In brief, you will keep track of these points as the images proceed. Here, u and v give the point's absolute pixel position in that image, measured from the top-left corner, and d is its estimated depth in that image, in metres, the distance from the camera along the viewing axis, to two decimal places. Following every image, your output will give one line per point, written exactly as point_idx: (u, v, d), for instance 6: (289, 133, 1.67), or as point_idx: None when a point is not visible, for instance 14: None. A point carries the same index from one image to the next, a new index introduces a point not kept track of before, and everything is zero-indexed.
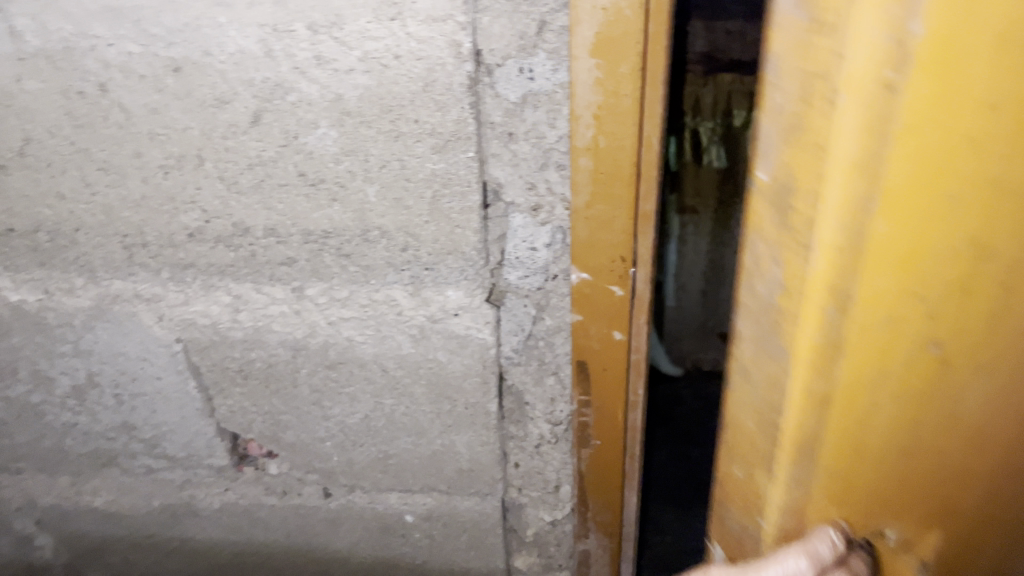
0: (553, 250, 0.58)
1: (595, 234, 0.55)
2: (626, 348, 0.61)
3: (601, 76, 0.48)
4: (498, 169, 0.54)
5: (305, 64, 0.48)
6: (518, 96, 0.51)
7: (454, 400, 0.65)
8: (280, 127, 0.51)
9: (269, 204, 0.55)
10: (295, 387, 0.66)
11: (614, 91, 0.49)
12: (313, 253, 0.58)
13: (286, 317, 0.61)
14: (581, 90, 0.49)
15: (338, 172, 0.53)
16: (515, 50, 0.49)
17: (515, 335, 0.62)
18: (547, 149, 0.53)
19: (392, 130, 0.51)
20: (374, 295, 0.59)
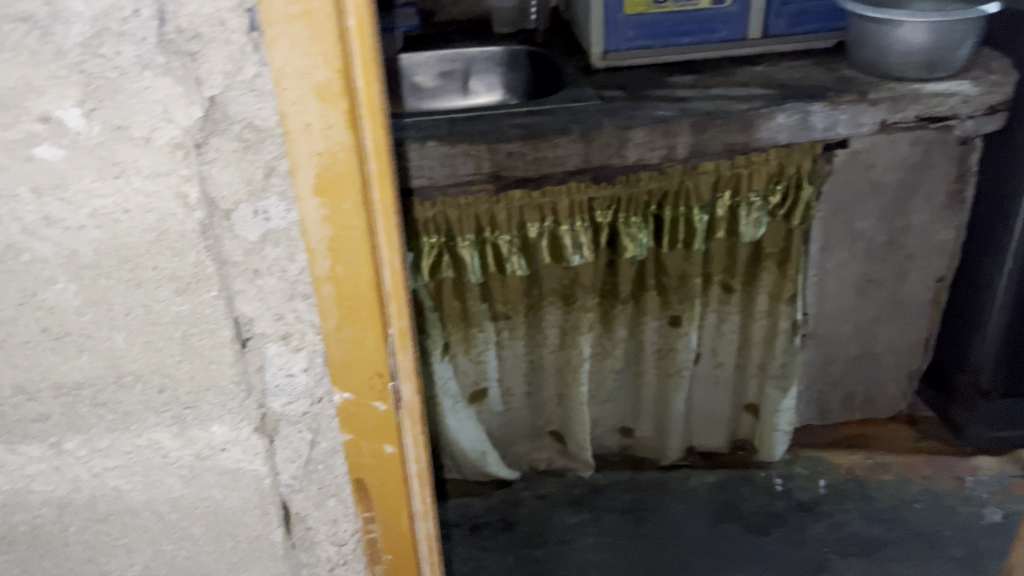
0: (313, 374, 0.60)
1: (350, 355, 0.59)
2: (400, 460, 0.64)
3: (327, 212, 0.53)
4: (246, 304, 0.56)
5: (34, 225, 0.51)
6: (256, 236, 0.54)
7: (236, 534, 0.66)
8: (15, 286, 0.53)
9: (13, 362, 0.55)
10: (65, 547, 0.64)
11: (342, 223, 0.54)
12: (66, 406, 0.57)
13: (45, 475, 0.60)
14: (312, 227, 0.54)
15: (82, 323, 0.54)
16: (245, 196, 0.53)
17: (293, 462, 0.63)
18: (292, 282, 0.56)
19: (132, 279, 0.53)
20: (136, 440, 0.60)
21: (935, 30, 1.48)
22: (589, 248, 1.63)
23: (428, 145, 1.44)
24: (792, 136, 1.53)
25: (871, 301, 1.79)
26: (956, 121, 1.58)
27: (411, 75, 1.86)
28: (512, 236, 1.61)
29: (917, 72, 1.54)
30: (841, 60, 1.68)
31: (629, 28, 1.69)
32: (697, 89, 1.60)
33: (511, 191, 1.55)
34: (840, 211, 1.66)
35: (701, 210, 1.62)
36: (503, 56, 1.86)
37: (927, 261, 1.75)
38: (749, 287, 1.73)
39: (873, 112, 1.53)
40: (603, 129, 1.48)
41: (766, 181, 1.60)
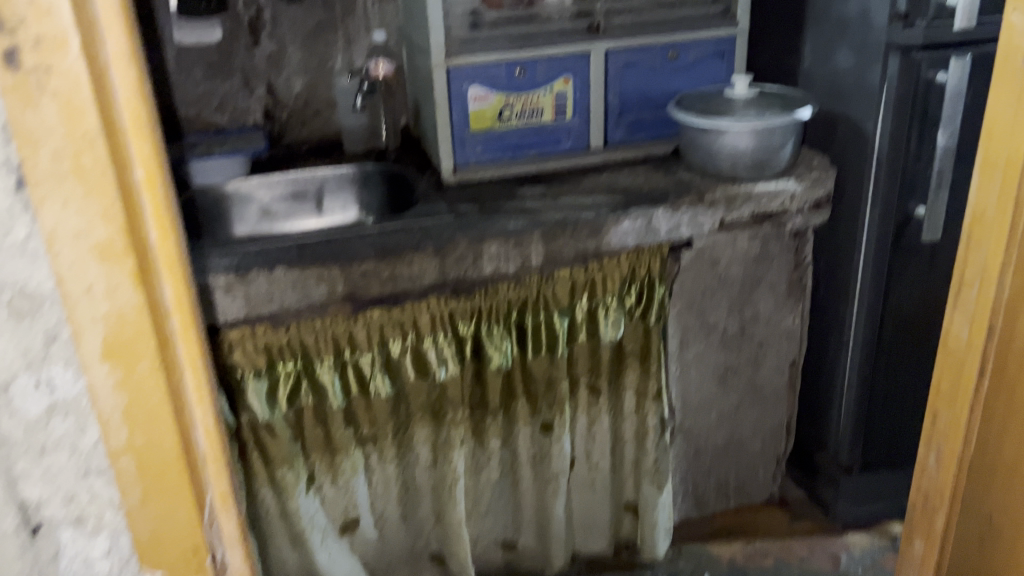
0: (116, 557, 0.61)
1: (158, 529, 0.60)
2: None
3: (119, 385, 0.55)
4: (31, 486, 0.58)
5: None
6: (40, 409, 0.56)
7: None
8: None
9: None
10: None
11: (136, 394, 0.56)
12: None
13: None
14: (103, 395, 0.56)
15: None
16: (22, 367, 0.55)
17: None
18: (86, 455, 0.57)
19: None
20: None
21: (759, 135, 1.60)
22: (454, 361, 1.59)
23: (275, 271, 1.40)
24: (639, 240, 1.59)
25: (732, 389, 1.84)
26: (788, 215, 1.66)
27: (259, 198, 1.80)
28: (374, 355, 1.55)
29: (747, 172, 1.65)
30: (678, 164, 1.79)
31: (476, 144, 1.73)
32: (546, 199, 1.65)
33: (369, 309, 1.50)
34: (693, 304, 1.72)
35: (561, 315, 1.63)
36: (355, 174, 1.85)
37: (778, 346, 1.82)
38: (615, 386, 1.75)
39: (711, 212, 1.60)
40: (456, 243, 1.48)
41: (620, 282, 1.63)
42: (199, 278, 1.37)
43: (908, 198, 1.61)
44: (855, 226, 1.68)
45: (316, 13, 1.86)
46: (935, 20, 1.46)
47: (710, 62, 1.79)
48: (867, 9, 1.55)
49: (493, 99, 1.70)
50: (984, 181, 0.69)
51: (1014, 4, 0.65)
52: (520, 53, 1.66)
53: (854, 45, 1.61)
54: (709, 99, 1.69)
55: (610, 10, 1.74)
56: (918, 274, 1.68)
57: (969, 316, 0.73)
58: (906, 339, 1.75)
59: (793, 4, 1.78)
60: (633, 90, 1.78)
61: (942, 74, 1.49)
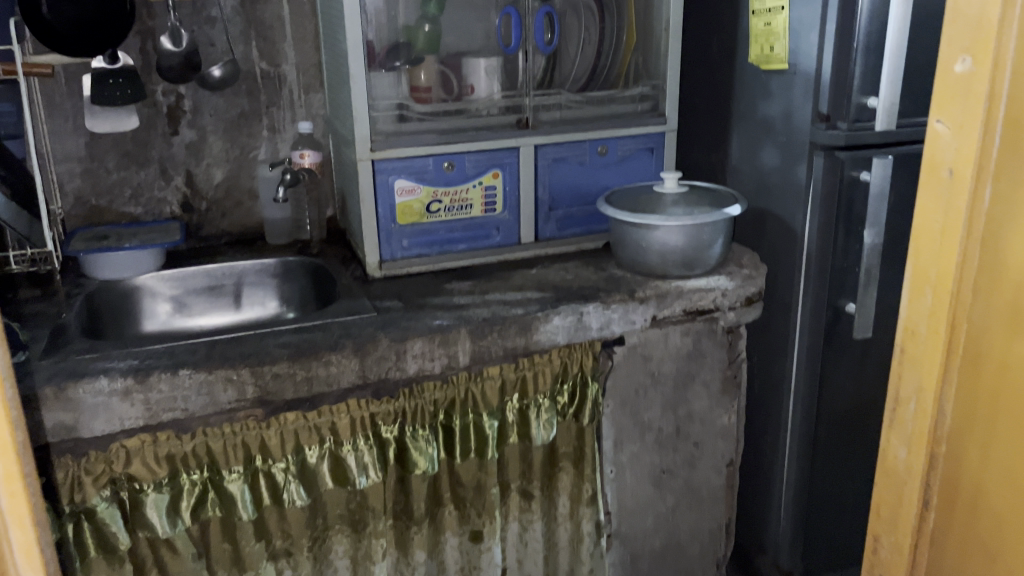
0: None
1: None
2: None
3: None
4: None
5: None
6: None
7: None
8: None
9: None
10: None
11: None
12: None
13: None
14: None
15: None
16: None
17: None
18: None
19: None
20: None
21: (688, 232, 1.58)
22: (376, 468, 1.46)
23: (179, 374, 1.29)
24: (569, 337, 1.54)
25: (668, 491, 1.77)
26: (719, 313, 1.65)
27: (173, 293, 1.72)
28: (288, 462, 1.41)
29: (676, 270, 1.63)
30: (609, 260, 1.77)
31: (402, 237, 1.69)
32: (474, 294, 1.60)
33: (284, 413, 1.39)
34: (626, 404, 1.65)
35: (490, 416, 1.54)
36: (276, 267, 1.79)
37: (714, 446, 1.77)
38: (547, 491, 1.66)
39: (643, 308, 1.58)
40: (377, 342, 1.40)
41: (551, 381, 1.57)
42: (95, 382, 1.26)
43: (838, 295, 1.59)
44: (787, 323, 1.66)
45: (239, 102, 1.82)
46: (857, 121, 1.48)
47: (639, 157, 1.81)
48: (790, 109, 1.57)
49: (421, 192, 1.66)
50: (914, 295, 0.65)
51: (936, 114, 0.61)
52: (448, 146, 1.64)
53: (779, 143, 1.62)
54: (638, 196, 1.68)
55: (539, 106, 1.72)
56: (850, 371, 1.66)
57: (906, 439, 0.68)
58: (841, 438, 1.72)
59: (718, 102, 1.80)
60: (563, 186, 1.78)
61: (864, 173, 1.50)
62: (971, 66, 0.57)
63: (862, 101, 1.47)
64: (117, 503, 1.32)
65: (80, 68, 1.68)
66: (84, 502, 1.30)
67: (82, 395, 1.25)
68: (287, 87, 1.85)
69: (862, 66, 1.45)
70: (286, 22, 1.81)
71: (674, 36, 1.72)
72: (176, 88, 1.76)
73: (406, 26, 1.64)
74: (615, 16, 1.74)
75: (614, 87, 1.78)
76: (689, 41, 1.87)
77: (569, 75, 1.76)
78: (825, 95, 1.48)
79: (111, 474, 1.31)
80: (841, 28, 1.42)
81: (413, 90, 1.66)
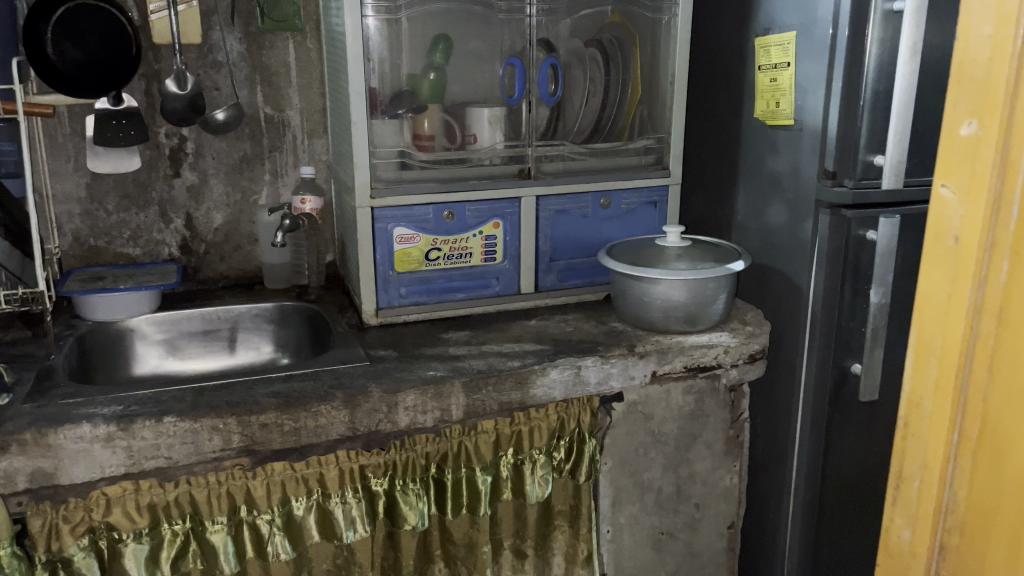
0: None
1: None
2: None
3: None
4: None
5: None
6: None
7: None
8: None
9: None
10: None
11: None
12: None
13: None
14: None
15: None
16: None
17: None
18: None
19: None
20: None
21: (690, 286, 1.56)
22: (364, 522, 1.41)
23: (164, 421, 1.26)
24: (567, 392, 1.50)
25: (668, 554, 1.71)
26: (722, 369, 1.61)
27: (167, 335, 1.70)
28: (273, 514, 1.36)
29: (678, 325, 1.60)
30: (611, 313, 1.74)
31: (400, 285, 1.67)
32: (470, 345, 1.57)
33: (271, 463, 1.35)
34: (626, 462, 1.61)
35: (483, 471, 1.49)
36: (272, 312, 1.77)
37: (716, 509, 1.72)
38: (542, 551, 1.61)
39: (643, 364, 1.54)
40: (369, 394, 1.37)
41: (547, 437, 1.52)
42: (77, 428, 1.22)
43: (844, 355, 1.55)
44: (792, 383, 1.62)
45: (242, 146, 1.83)
46: (864, 179, 1.45)
47: (642, 211, 1.81)
48: (797, 165, 1.55)
49: (421, 240, 1.65)
50: (918, 368, 0.62)
51: (940, 178, 0.58)
52: (449, 195, 1.64)
53: (785, 200, 1.60)
54: (640, 249, 1.66)
55: (542, 156, 1.71)
56: (856, 434, 1.62)
57: (911, 518, 0.64)
58: (847, 504, 1.66)
59: (724, 157, 1.79)
60: (564, 237, 1.77)
61: (871, 231, 1.47)
62: (978, 129, 0.54)
63: (869, 158, 1.45)
64: (95, 553, 1.28)
65: (84, 108, 1.68)
66: (60, 551, 1.25)
67: (62, 441, 1.22)
68: (290, 132, 1.86)
69: (869, 124, 1.43)
70: (292, 68, 1.82)
71: (679, 88, 1.73)
72: (179, 131, 1.76)
73: (410, 75, 1.63)
74: (621, 70, 1.71)
75: (618, 140, 1.77)
76: (695, 95, 1.86)
77: (572, 129, 1.73)
78: (831, 153, 1.46)
79: (90, 523, 1.27)
80: (848, 86, 1.41)
81: (415, 138, 1.64)
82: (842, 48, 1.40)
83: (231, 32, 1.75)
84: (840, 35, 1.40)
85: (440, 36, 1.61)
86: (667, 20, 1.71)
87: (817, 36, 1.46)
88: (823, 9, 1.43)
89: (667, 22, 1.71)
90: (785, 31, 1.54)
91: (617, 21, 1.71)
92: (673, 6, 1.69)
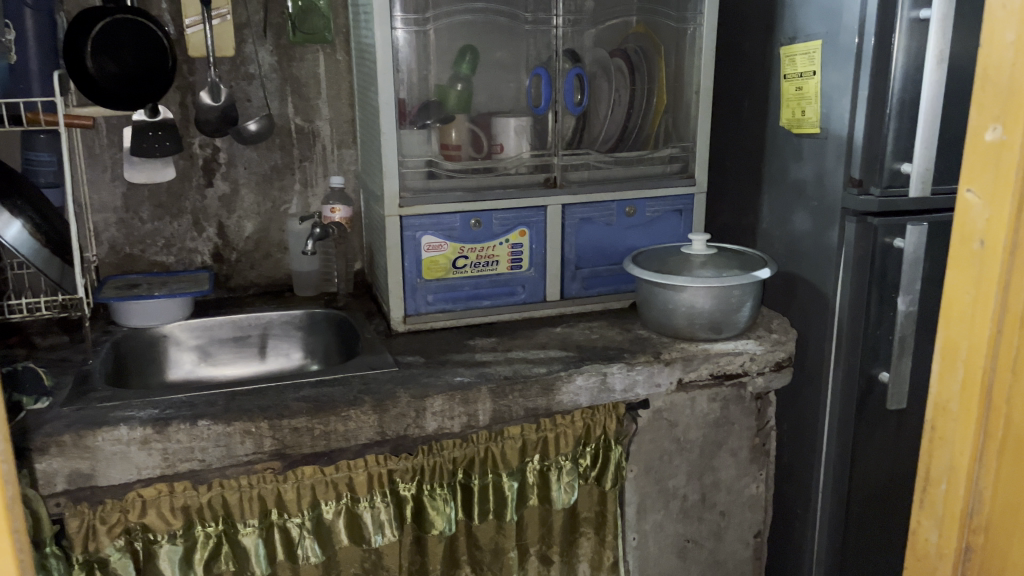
0: None
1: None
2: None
3: None
4: None
5: None
6: None
7: None
8: None
9: None
10: None
11: None
12: None
13: None
14: None
15: None
16: None
17: None
18: None
19: None
20: None
21: (716, 294, 1.56)
22: (392, 526, 1.43)
23: (198, 425, 1.29)
24: (593, 399, 1.51)
25: (693, 562, 1.71)
26: (748, 377, 1.62)
27: (199, 342, 1.73)
28: (303, 517, 1.38)
29: (704, 333, 1.61)
30: (636, 321, 1.75)
31: (427, 292, 1.69)
32: (496, 352, 1.59)
33: (301, 467, 1.37)
34: (651, 470, 1.61)
35: (510, 476, 1.51)
36: (302, 319, 1.80)
37: (741, 518, 1.72)
38: (567, 557, 1.61)
39: (668, 371, 1.55)
40: (397, 399, 1.39)
41: (573, 443, 1.53)
42: (114, 431, 1.26)
43: (871, 363, 1.55)
44: (818, 392, 1.62)
45: (273, 157, 1.86)
46: (890, 187, 1.45)
47: (668, 219, 1.82)
48: (823, 173, 1.56)
49: (448, 248, 1.67)
50: (944, 371, 0.62)
51: (964, 184, 0.59)
52: (476, 204, 1.66)
53: (811, 207, 1.61)
54: (665, 257, 1.67)
55: (567, 165, 1.73)
56: (884, 443, 1.61)
57: (938, 520, 0.64)
58: (874, 513, 1.65)
59: (749, 166, 1.80)
60: (589, 245, 1.78)
61: (898, 239, 1.47)
62: (1002, 135, 0.55)
63: (895, 166, 1.44)
64: (130, 554, 1.31)
65: (121, 120, 1.73)
66: (97, 552, 1.28)
67: (100, 443, 1.25)
68: (320, 142, 1.89)
69: (895, 132, 1.43)
70: (322, 80, 1.85)
71: (704, 97, 1.74)
72: (212, 142, 1.80)
73: (437, 86, 1.65)
74: (646, 80, 1.72)
75: (643, 148, 1.79)
76: (720, 104, 1.87)
77: (598, 137, 1.74)
78: (857, 161, 1.46)
79: (126, 524, 1.29)
80: (873, 94, 1.41)
81: (443, 147, 1.67)
82: (867, 56, 1.40)
83: (262, 44, 1.78)
84: (865, 43, 1.40)
85: (467, 47, 1.63)
86: (692, 29, 1.73)
87: (843, 45, 1.46)
88: (849, 17, 1.44)
89: (692, 32, 1.73)
90: (811, 39, 1.55)
91: (641, 31, 1.73)
92: (698, 16, 1.71)
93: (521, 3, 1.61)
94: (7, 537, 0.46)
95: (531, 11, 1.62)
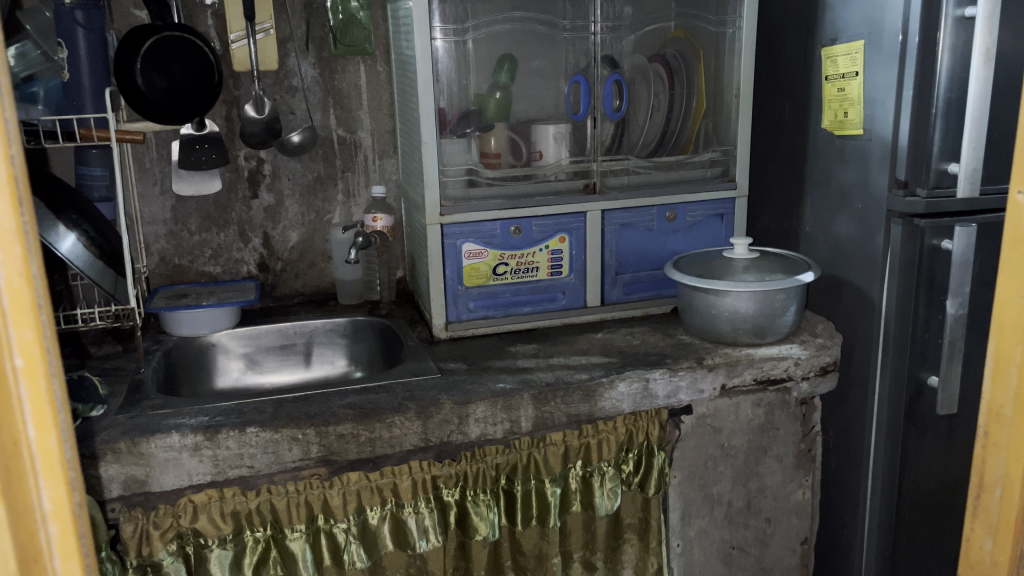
0: None
1: None
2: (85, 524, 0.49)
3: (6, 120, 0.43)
4: None
5: None
6: None
7: None
8: None
9: None
10: None
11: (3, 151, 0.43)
12: None
13: None
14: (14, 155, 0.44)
15: None
16: None
17: None
18: None
19: None
20: None
21: (759, 299, 1.55)
22: (436, 532, 1.44)
23: (247, 432, 1.32)
24: (635, 404, 1.51)
25: (739, 568, 1.70)
26: (793, 383, 1.60)
27: (245, 350, 1.77)
28: (349, 523, 1.40)
29: (746, 337, 1.60)
30: (678, 326, 1.75)
31: (468, 299, 1.71)
32: (538, 358, 1.60)
33: (347, 473, 1.39)
34: (694, 476, 1.60)
35: (552, 482, 1.50)
36: (345, 327, 1.83)
37: (788, 524, 1.70)
38: (611, 563, 1.60)
39: (711, 377, 1.54)
40: (440, 405, 1.40)
41: (616, 449, 1.53)
42: (167, 437, 1.29)
43: (920, 368, 1.52)
44: (865, 397, 1.59)
45: (316, 168, 1.90)
46: (937, 188, 1.42)
47: (708, 224, 1.81)
48: (867, 176, 1.54)
49: (488, 256, 1.69)
50: (997, 377, 0.58)
51: (1017, 185, 0.55)
52: (515, 212, 1.67)
53: (855, 211, 1.58)
54: (707, 262, 1.66)
55: (607, 171, 1.73)
56: (934, 448, 1.58)
57: (992, 529, 0.61)
58: (925, 519, 1.62)
59: (790, 169, 1.78)
60: (629, 251, 1.78)
61: (945, 241, 1.44)
62: None
63: (942, 166, 1.41)
64: (182, 559, 1.33)
65: (170, 135, 1.77)
66: (150, 556, 1.31)
67: (153, 450, 1.29)
68: (362, 153, 1.92)
69: (942, 132, 1.40)
70: (364, 91, 1.88)
71: (745, 100, 1.73)
72: (257, 154, 1.84)
73: (477, 94, 1.65)
74: (684, 84, 1.71)
75: (683, 152, 1.78)
76: (761, 107, 1.86)
77: (637, 141, 1.74)
78: (902, 163, 1.44)
79: (178, 530, 1.32)
80: (919, 95, 1.39)
81: (483, 156, 1.68)
82: (912, 54, 1.38)
83: (305, 57, 1.82)
84: (910, 42, 1.38)
85: (505, 56, 1.64)
86: (732, 32, 1.72)
87: (886, 45, 1.44)
88: (891, 18, 1.42)
89: (732, 35, 1.72)
90: (852, 41, 1.53)
91: (680, 35, 1.71)
92: (737, 19, 1.70)
93: (560, 10, 1.62)
94: (73, 540, 0.47)
95: (569, 18, 1.62)
